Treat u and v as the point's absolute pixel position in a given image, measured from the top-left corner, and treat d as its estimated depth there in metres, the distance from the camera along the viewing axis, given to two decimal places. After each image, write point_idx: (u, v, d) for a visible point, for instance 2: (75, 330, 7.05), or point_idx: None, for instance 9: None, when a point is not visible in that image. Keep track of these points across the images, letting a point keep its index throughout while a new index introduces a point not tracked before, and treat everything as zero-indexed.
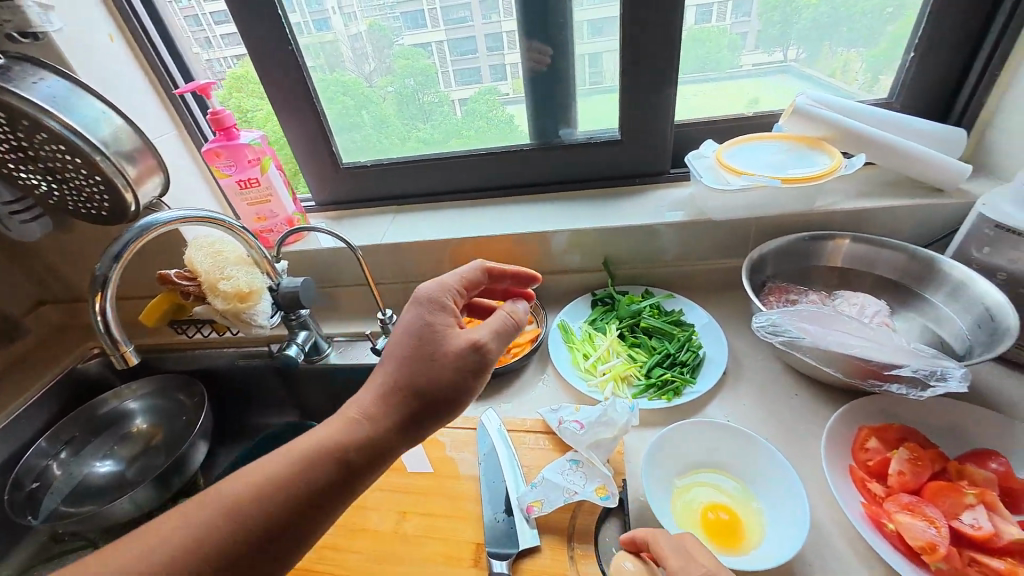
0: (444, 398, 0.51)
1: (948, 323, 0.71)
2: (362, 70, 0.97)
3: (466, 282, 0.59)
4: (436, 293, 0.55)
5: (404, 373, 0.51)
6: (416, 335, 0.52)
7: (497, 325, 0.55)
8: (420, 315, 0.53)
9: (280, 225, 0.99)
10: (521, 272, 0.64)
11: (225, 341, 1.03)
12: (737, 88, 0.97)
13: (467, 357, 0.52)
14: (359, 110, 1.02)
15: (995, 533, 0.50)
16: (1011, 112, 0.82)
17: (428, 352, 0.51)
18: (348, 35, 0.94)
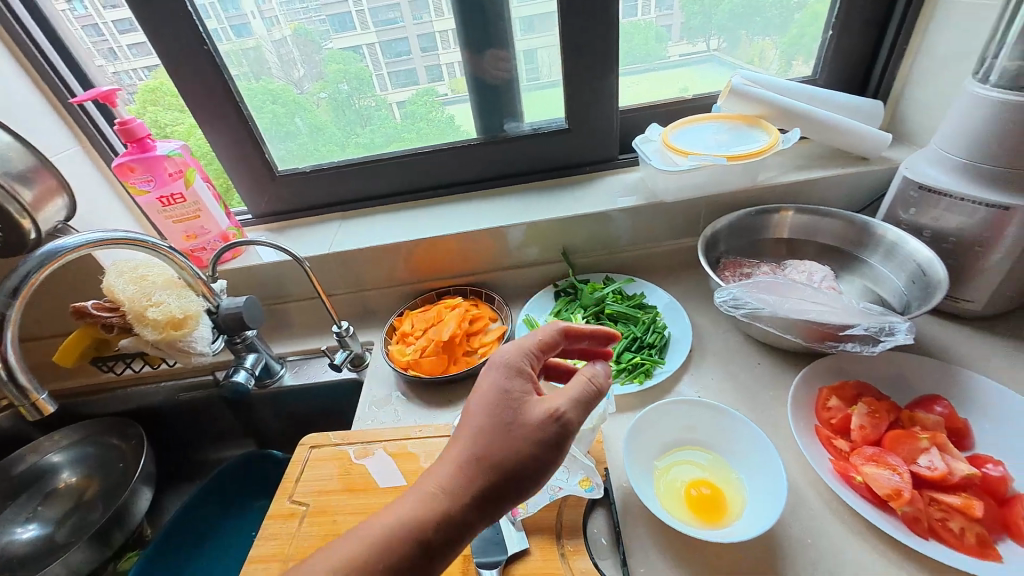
0: (525, 473, 0.45)
1: (886, 282, 0.76)
2: (292, 76, 0.91)
3: (544, 344, 0.52)
4: (515, 358, 0.50)
5: (484, 444, 0.45)
6: (495, 403, 0.47)
7: (579, 398, 0.49)
8: (497, 383, 0.48)
9: (214, 241, 0.91)
10: (600, 330, 0.55)
11: (162, 374, 0.94)
12: (669, 78, 0.99)
13: (547, 428, 0.46)
14: (291, 117, 0.95)
15: (949, 471, 0.54)
16: (920, 83, 0.89)
17: (505, 420, 0.46)
18: (272, 39, 0.87)
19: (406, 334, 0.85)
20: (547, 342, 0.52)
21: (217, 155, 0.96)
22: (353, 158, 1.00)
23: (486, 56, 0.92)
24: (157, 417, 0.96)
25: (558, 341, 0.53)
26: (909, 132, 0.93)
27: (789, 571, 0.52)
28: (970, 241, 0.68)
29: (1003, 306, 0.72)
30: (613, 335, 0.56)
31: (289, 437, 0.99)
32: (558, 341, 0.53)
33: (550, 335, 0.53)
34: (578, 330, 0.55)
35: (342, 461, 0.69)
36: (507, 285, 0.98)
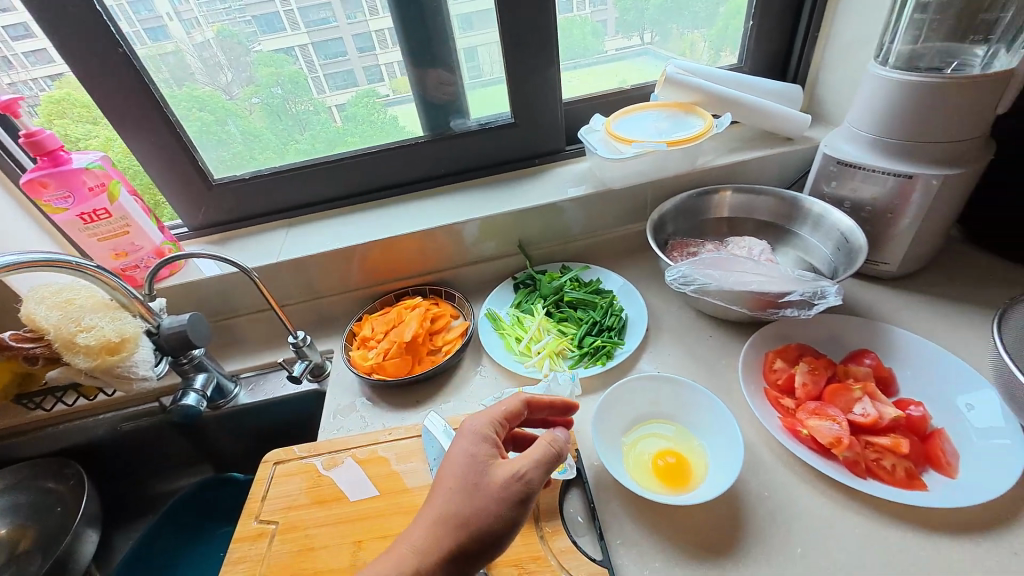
0: (492, 534, 0.45)
1: (816, 251, 0.82)
2: (218, 81, 0.86)
3: (511, 411, 0.54)
4: (481, 426, 0.51)
5: (452, 505, 0.46)
6: (463, 468, 0.48)
7: (543, 458, 0.49)
8: (464, 448, 0.50)
9: (148, 258, 0.84)
10: (559, 400, 0.58)
11: (100, 406, 0.86)
12: (607, 72, 1.03)
13: (510, 488, 0.47)
14: (222, 124, 0.90)
15: (880, 416, 0.60)
16: (832, 66, 0.96)
17: (472, 483, 0.47)
18: (193, 43, 0.82)
19: (367, 339, 0.83)
20: (513, 408, 0.54)
21: (143, 166, 0.90)
22: (294, 162, 0.97)
23: (426, 75, 0.93)
24: (95, 453, 0.88)
25: (523, 408, 0.55)
26: (826, 113, 1.02)
27: (750, 523, 0.56)
28: (883, 209, 0.76)
29: (914, 265, 0.81)
30: (571, 403, 0.59)
31: (249, 457, 0.94)
32: (524, 408, 0.55)
33: (516, 402, 0.55)
34: (541, 399, 0.57)
35: (310, 473, 0.67)
36: (466, 281, 0.98)
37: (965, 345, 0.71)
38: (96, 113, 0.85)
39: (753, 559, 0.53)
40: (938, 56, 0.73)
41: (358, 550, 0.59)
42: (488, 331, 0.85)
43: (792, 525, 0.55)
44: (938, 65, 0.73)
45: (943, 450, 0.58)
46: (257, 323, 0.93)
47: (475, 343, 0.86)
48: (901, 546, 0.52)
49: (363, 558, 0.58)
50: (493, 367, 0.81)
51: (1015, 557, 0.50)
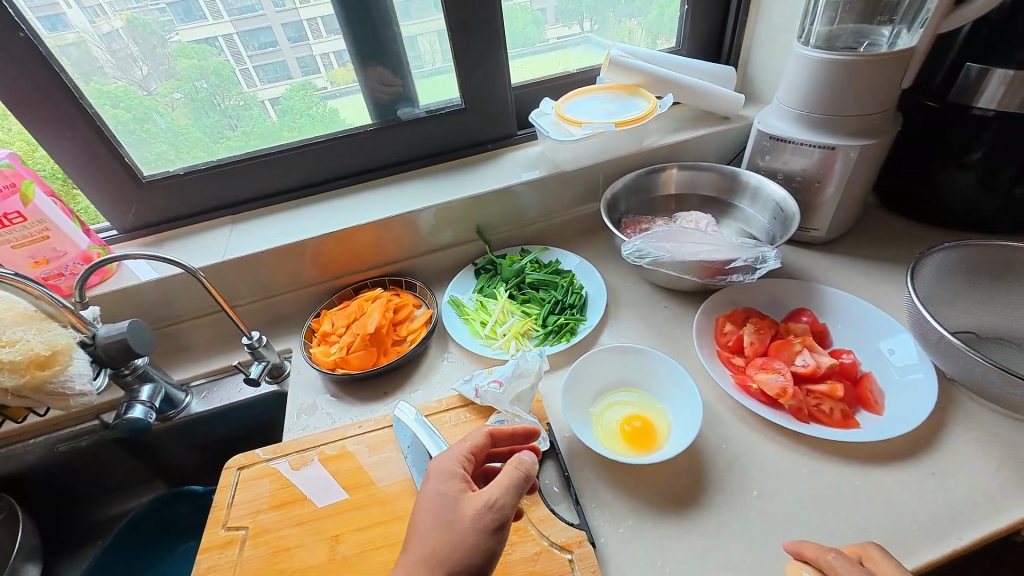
0: (474, 567, 0.44)
1: (754, 221, 0.88)
2: (133, 75, 0.80)
3: (475, 444, 0.53)
4: (446, 463, 0.51)
5: (429, 546, 0.45)
6: (434, 507, 0.48)
7: (512, 483, 0.47)
8: (433, 491, 0.49)
9: (73, 264, 0.78)
10: (520, 428, 0.57)
11: (31, 428, 0.78)
12: (549, 60, 1.05)
13: (482, 517, 0.45)
14: (144, 121, 0.84)
15: (818, 365, 0.66)
16: (761, 48, 1.03)
17: (445, 519, 0.46)
18: (98, 33, 0.75)
19: (328, 334, 0.81)
20: (477, 441, 0.54)
21: (61, 167, 0.82)
22: (225, 159, 0.91)
23: (367, 72, 0.92)
24: (25, 482, 0.80)
25: (487, 440, 0.54)
26: (758, 93, 1.08)
27: (711, 475, 0.60)
28: (811, 179, 0.82)
29: (840, 230, 0.88)
30: (533, 429, 0.58)
31: (206, 468, 0.90)
32: (486, 440, 0.54)
33: (480, 434, 0.54)
34: (504, 429, 0.56)
35: (277, 476, 0.65)
36: (426, 270, 0.97)
37: (885, 299, 0.79)
38: None
39: (716, 506, 0.57)
40: (852, 36, 0.80)
41: (335, 544, 0.58)
42: (452, 318, 0.85)
43: (748, 472, 0.60)
44: (852, 44, 0.80)
45: (870, 390, 0.65)
46: (204, 328, 0.88)
47: (440, 330, 0.85)
48: (841, 479, 0.58)
49: (341, 552, 0.57)
50: (460, 352, 0.81)
51: (932, 477, 0.57)
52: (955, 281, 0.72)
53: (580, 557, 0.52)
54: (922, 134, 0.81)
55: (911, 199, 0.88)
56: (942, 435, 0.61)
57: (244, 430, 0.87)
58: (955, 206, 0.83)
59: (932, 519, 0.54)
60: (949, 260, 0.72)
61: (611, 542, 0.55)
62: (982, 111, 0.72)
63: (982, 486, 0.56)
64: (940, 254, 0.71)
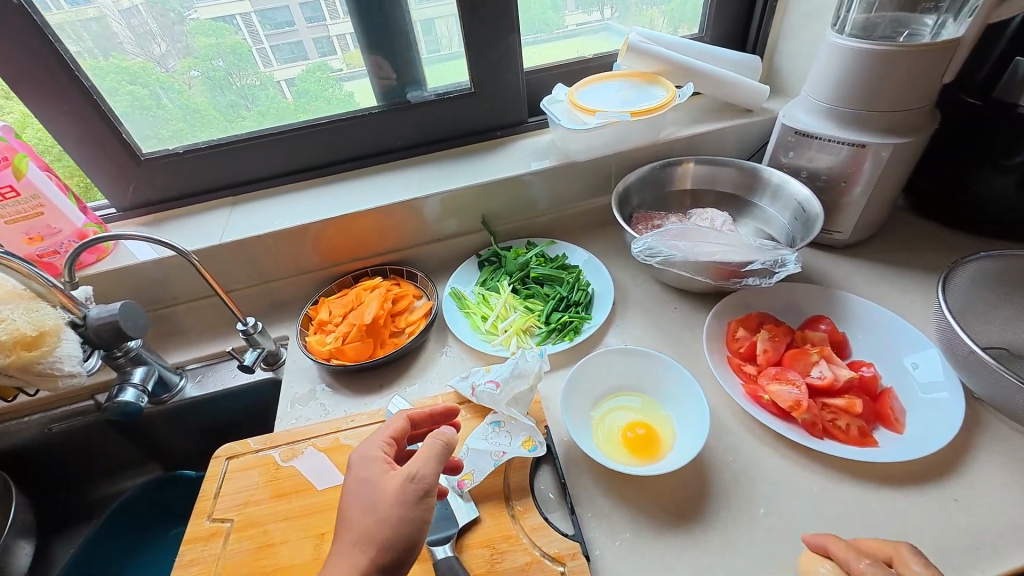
0: (402, 538, 0.43)
1: (774, 221, 0.84)
2: (151, 52, 0.77)
3: (396, 429, 0.53)
4: (365, 449, 0.50)
5: (357, 529, 0.44)
6: (359, 492, 0.46)
7: (430, 450, 0.47)
8: (354, 479, 0.48)
9: (69, 242, 0.76)
10: (439, 407, 0.57)
11: (35, 404, 0.78)
12: (566, 46, 1.00)
13: (403, 491, 0.45)
14: (157, 100, 0.82)
15: (835, 378, 0.62)
16: (790, 38, 0.97)
17: (370, 503, 0.45)
18: (117, 9, 0.73)
19: (324, 323, 0.79)
20: (397, 425, 0.53)
21: (59, 142, 0.80)
22: (229, 137, 0.88)
23: (378, 55, 0.88)
24: (23, 460, 0.80)
25: (408, 424, 0.54)
26: (784, 85, 1.02)
27: (716, 488, 0.57)
28: (838, 178, 0.77)
29: (865, 233, 0.84)
30: (453, 407, 0.58)
31: (201, 455, 0.89)
32: (406, 423, 0.54)
33: (399, 419, 0.54)
34: (421, 414, 0.57)
35: (268, 467, 0.63)
36: (429, 260, 0.94)
37: (909, 308, 0.74)
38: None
39: (720, 522, 0.54)
40: (891, 26, 0.75)
41: (321, 542, 0.56)
42: (453, 311, 0.82)
43: (756, 487, 0.57)
44: (891, 34, 0.74)
45: (891, 407, 0.60)
46: (201, 312, 0.87)
47: (440, 323, 0.83)
48: (855, 499, 0.55)
49: (326, 550, 0.55)
50: (459, 346, 0.79)
51: (954, 502, 0.53)
52: (987, 293, 0.68)
53: (573, 570, 0.50)
54: (962, 133, 0.75)
55: (944, 204, 0.83)
56: (967, 456, 0.57)
57: (240, 416, 0.86)
58: (991, 211, 0.77)
59: (952, 546, 0.50)
60: (982, 270, 0.67)
61: (607, 554, 0.53)
62: None
63: (1009, 514, 0.52)
64: (975, 263, 0.66)
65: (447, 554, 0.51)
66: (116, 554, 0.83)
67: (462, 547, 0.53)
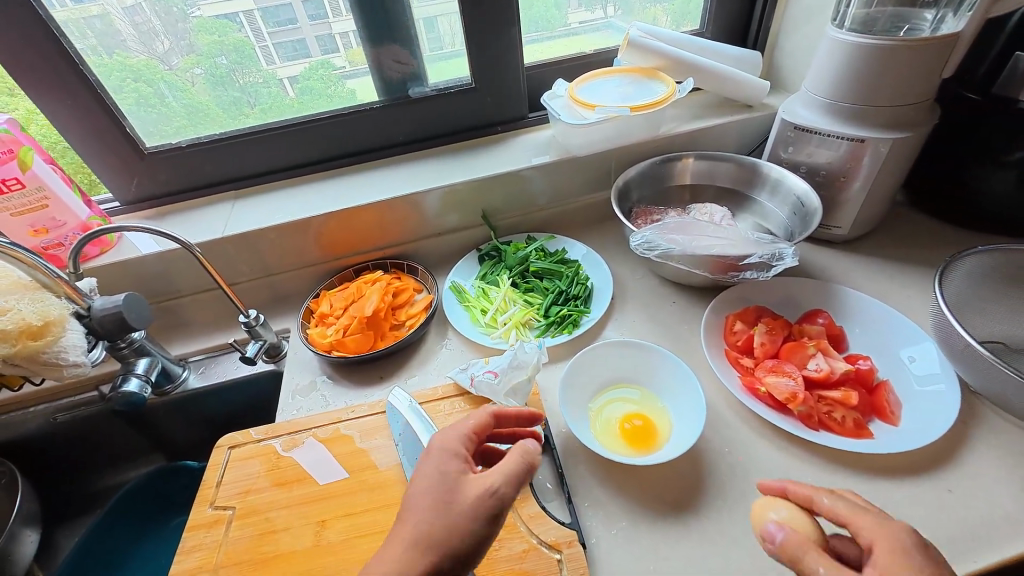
0: (464, 553, 0.41)
1: (773, 216, 0.84)
2: (154, 49, 0.78)
3: (479, 425, 0.50)
4: (449, 439, 0.48)
5: (421, 525, 0.42)
6: (432, 484, 0.44)
7: (517, 467, 0.44)
8: (432, 466, 0.45)
9: (73, 235, 0.77)
10: (525, 412, 0.54)
11: (42, 394, 0.80)
12: (568, 42, 1.00)
13: (482, 504, 0.42)
14: (161, 97, 0.82)
15: (832, 371, 0.63)
16: (791, 34, 0.97)
17: (444, 500, 0.43)
18: (121, 6, 0.74)
19: (325, 316, 0.80)
20: (482, 421, 0.50)
21: (63, 137, 0.81)
22: (233, 132, 0.89)
23: (380, 52, 0.88)
24: (29, 450, 0.81)
25: (491, 422, 0.51)
26: (784, 81, 1.03)
27: (712, 478, 0.58)
28: (837, 173, 0.78)
29: (864, 228, 0.84)
30: (537, 415, 0.55)
31: (204, 445, 0.90)
32: (491, 421, 0.51)
33: (485, 415, 0.51)
34: (508, 411, 0.54)
35: (269, 456, 0.64)
36: (430, 255, 0.94)
37: (907, 303, 0.75)
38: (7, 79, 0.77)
39: (716, 512, 0.55)
40: (890, 21, 0.75)
41: (321, 529, 0.57)
42: (452, 304, 0.83)
43: (752, 477, 0.57)
44: (891, 29, 0.74)
45: (886, 400, 0.61)
46: (203, 304, 0.87)
47: (440, 316, 0.83)
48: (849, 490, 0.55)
49: (327, 537, 0.56)
50: (459, 339, 0.79)
51: (949, 494, 0.54)
52: (984, 287, 0.68)
53: (570, 557, 0.51)
54: (961, 129, 0.76)
55: (943, 201, 0.83)
56: (963, 449, 0.57)
57: (242, 407, 0.87)
58: (990, 207, 0.77)
59: (946, 538, 0.51)
60: (980, 265, 0.67)
61: (603, 543, 0.53)
62: None
63: (1004, 507, 0.52)
64: (972, 258, 0.67)
65: None
66: (119, 543, 0.84)
67: None
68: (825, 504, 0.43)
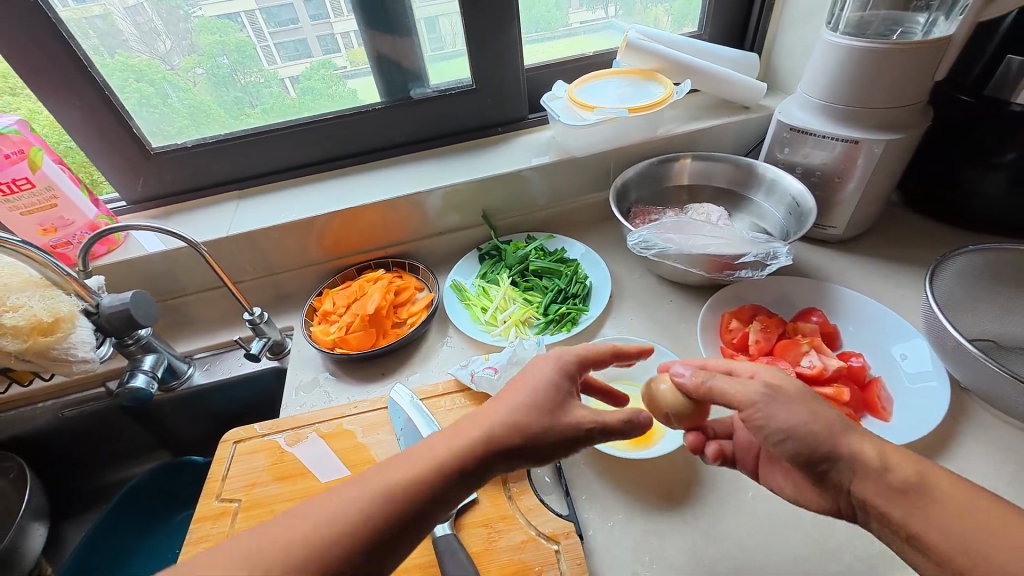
0: (538, 455, 0.44)
1: (769, 216, 0.85)
2: (156, 49, 0.79)
3: (598, 359, 0.50)
4: (563, 363, 0.48)
5: (514, 415, 0.44)
6: (534, 390, 0.46)
7: (612, 417, 0.45)
8: (546, 373, 0.47)
9: (81, 234, 0.78)
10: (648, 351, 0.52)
11: (50, 390, 0.81)
12: (568, 43, 1.01)
13: (577, 428, 0.44)
14: (164, 97, 0.84)
15: (824, 368, 0.64)
16: (787, 36, 0.98)
17: (544, 408, 0.45)
18: (124, 6, 0.75)
19: (328, 313, 0.81)
20: (602, 355, 0.50)
21: (71, 136, 0.83)
22: (238, 132, 0.90)
23: (382, 53, 0.90)
24: (36, 446, 0.83)
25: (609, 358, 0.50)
26: (781, 82, 1.04)
27: (707, 473, 0.59)
28: (831, 174, 0.79)
29: (859, 229, 0.85)
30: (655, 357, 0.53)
31: (208, 441, 0.92)
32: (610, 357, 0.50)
33: (607, 350, 0.50)
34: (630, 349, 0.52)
35: (273, 450, 0.65)
36: (431, 254, 0.96)
37: (900, 302, 0.76)
38: (16, 79, 0.78)
39: (710, 505, 0.56)
40: (884, 24, 0.76)
41: None
42: (453, 302, 0.84)
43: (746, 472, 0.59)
44: (884, 33, 0.75)
45: (878, 396, 0.62)
46: (208, 302, 0.89)
47: (441, 314, 0.85)
48: None
49: None
50: (460, 336, 0.81)
51: None
52: (975, 287, 0.69)
53: (567, 548, 0.52)
54: (953, 131, 0.77)
55: (937, 201, 0.84)
56: (953, 445, 0.58)
57: (246, 403, 0.89)
58: (983, 207, 0.79)
59: None
60: (970, 265, 0.68)
61: (600, 535, 0.54)
62: (1021, 107, 0.68)
63: None
64: (961, 258, 0.68)
65: (446, 532, 0.53)
66: (124, 538, 0.86)
67: (460, 526, 0.55)
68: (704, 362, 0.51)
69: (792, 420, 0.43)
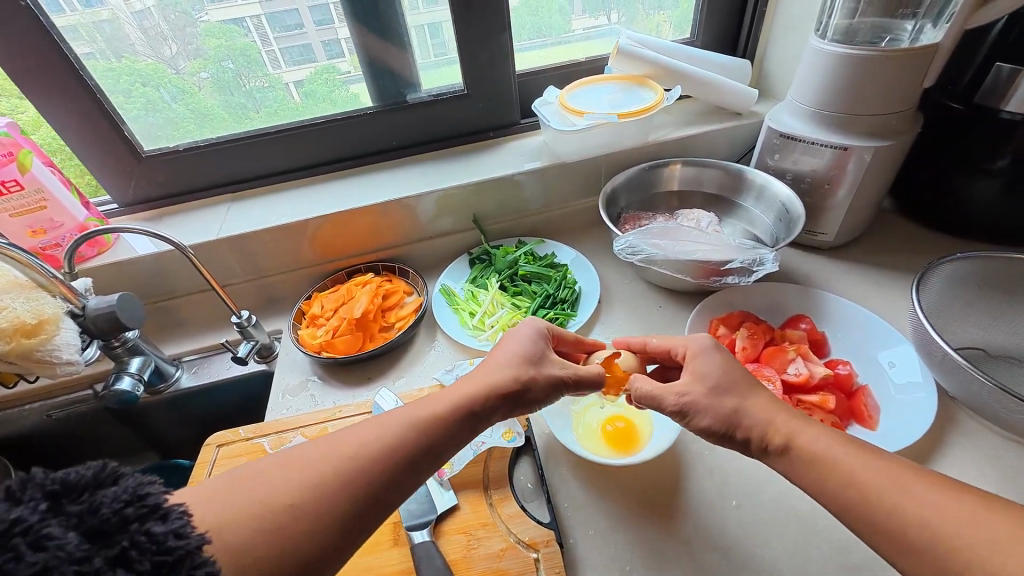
0: (530, 399, 0.51)
1: (758, 222, 0.85)
2: (161, 53, 0.80)
3: (566, 337, 0.60)
4: (539, 329, 0.56)
5: (507, 369, 0.50)
6: (522, 347, 0.53)
7: (584, 378, 0.54)
8: (531, 333, 0.55)
9: (70, 235, 0.78)
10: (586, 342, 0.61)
11: (35, 394, 0.81)
12: (564, 50, 1.02)
13: (559, 375, 0.52)
14: (162, 99, 0.84)
15: (810, 375, 0.64)
16: (779, 44, 0.98)
17: (533, 359, 0.52)
18: (130, 11, 0.76)
19: (316, 317, 0.81)
20: (569, 336, 0.60)
21: (64, 138, 0.83)
22: (236, 134, 0.90)
23: (379, 59, 0.90)
24: (22, 450, 0.83)
25: (575, 338, 0.60)
26: (773, 90, 1.04)
27: (689, 481, 0.58)
28: (822, 180, 0.78)
29: (849, 236, 0.85)
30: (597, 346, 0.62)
31: (195, 443, 0.92)
32: (574, 341, 0.60)
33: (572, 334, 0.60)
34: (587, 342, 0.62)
35: (256, 454, 0.65)
36: (422, 258, 0.96)
37: (890, 310, 0.75)
38: (15, 86, 0.78)
39: (690, 512, 0.56)
40: (872, 31, 0.76)
41: None
42: (442, 307, 0.84)
43: (727, 480, 0.58)
44: (873, 39, 0.75)
45: (865, 405, 0.62)
46: (199, 305, 0.89)
47: (429, 319, 0.84)
48: None
49: None
50: (447, 341, 0.80)
51: None
52: (964, 294, 0.69)
53: (546, 557, 0.51)
54: (944, 138, 0.76)
55: (928, 207, 0.84)
56: (940, 454, 0.58)
57: (233, 406, 0.89)
58: (973, 213, 0.78)
59: None
60: (960, 272, 0.68)
61: (581, 544, 0.54)
62: (1010, 115, 0.67)
63: None
64: (950, 264, 0.67)
65: (425, 538, 0.53)
66: None
67: (438, 533, 0.54)
68: (653, 345, 0.58)
69: (718, 383, 0.49)
